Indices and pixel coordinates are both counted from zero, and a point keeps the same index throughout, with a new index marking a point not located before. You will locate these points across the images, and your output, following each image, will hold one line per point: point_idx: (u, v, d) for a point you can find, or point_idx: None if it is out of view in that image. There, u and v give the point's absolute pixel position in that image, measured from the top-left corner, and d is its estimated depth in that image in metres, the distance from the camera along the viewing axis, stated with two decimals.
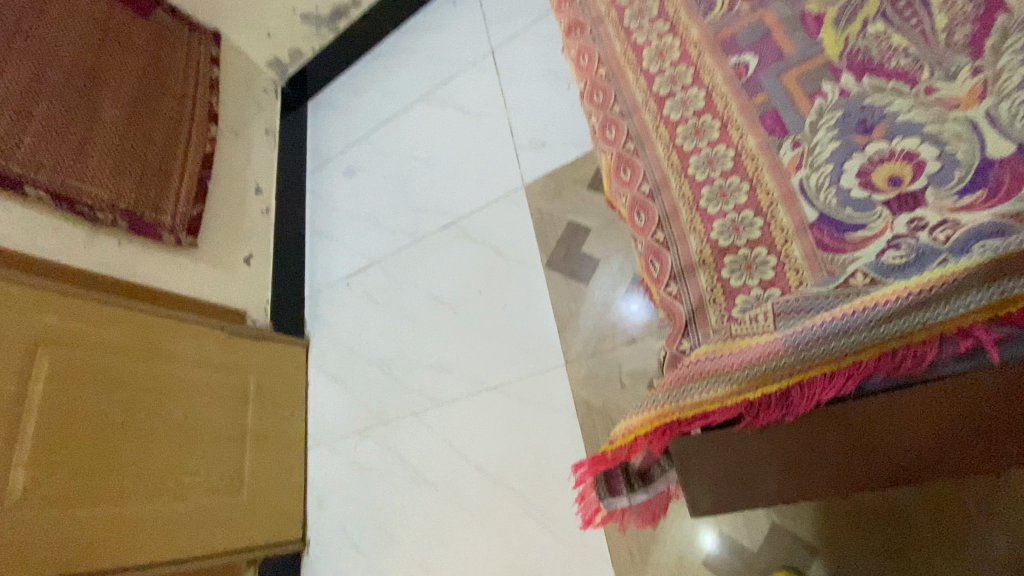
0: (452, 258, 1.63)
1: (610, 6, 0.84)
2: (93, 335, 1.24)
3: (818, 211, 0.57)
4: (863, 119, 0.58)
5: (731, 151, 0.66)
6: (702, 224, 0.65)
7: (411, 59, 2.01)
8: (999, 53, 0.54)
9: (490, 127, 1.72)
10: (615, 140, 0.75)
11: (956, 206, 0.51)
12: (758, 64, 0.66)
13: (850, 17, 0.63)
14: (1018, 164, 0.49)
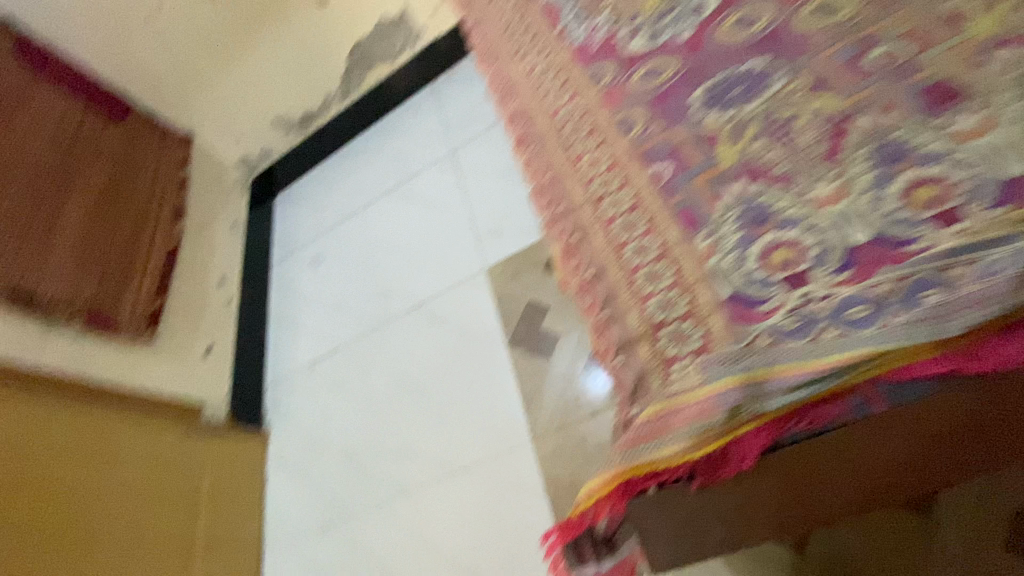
0: (419, 340, 1.69)
1: (551, 124, 1.02)
2: (34, 442, 1.23)
3: (731, 289, 0.69)
4: (757, 214, 0.71)
5: (657, 241, 0.78)
6: (639, 302, 0.76)
7: (376, 157, 2.18)
8: (850, 164, 0.69)
9: (453, 217, 1.86)
10: (562, 234, 0.89)
11: (835, 282, 0.63)
12: (672, 170, 0.81)
13: (739, 135, 0.78)
14: (875, 248, 0.63)
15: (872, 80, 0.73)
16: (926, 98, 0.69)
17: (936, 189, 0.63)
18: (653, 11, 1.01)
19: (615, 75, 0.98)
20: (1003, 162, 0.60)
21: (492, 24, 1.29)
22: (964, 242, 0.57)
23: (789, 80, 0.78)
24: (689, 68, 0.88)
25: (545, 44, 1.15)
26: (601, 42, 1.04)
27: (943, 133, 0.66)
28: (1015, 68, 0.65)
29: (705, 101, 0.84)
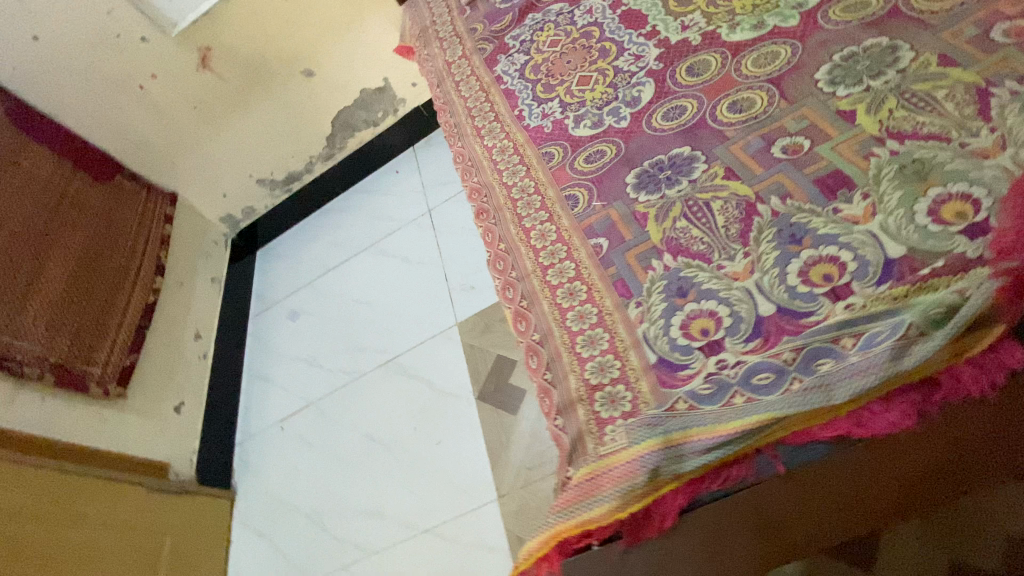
0: (391, 395, 1.71)
1: (506, 198, 1.13)
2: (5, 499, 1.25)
3: (657, 355, 0.76)
4: (680, 286, 0.80)
5: (594, 308, 0.86)
6: (578, 365, 0.82)
7: (357, 215, 2.29)
8: (758, 243, 0.77)
9: (427, 273, 1.93)
10: (512, 299, 0.97)
11: (744, 350, 0.71)
12: (608, 245, 0.91)
13: (665, 215, 0.88)
14: (778, 320, 0.70)
15: (776, 168, 0.82)
16: (820, 186, 0.77)
17: (830, 268, 0.71)
18: (596, 100, 1.14)
19: (563, 156, 1.09)
20: (883, 246, 0.69)
21: (457, 103, 1.43)
22: (847, 316, 0.66)
23: (708, 166, 0.89)
24: (624, 153, 1.00)
25: (504, 124, 1.28)
26: (552, 125, 1.17)
27: (836, 217, 0.74)
28: (892, 163, 0.75)
29: (638, 184, 0.94)
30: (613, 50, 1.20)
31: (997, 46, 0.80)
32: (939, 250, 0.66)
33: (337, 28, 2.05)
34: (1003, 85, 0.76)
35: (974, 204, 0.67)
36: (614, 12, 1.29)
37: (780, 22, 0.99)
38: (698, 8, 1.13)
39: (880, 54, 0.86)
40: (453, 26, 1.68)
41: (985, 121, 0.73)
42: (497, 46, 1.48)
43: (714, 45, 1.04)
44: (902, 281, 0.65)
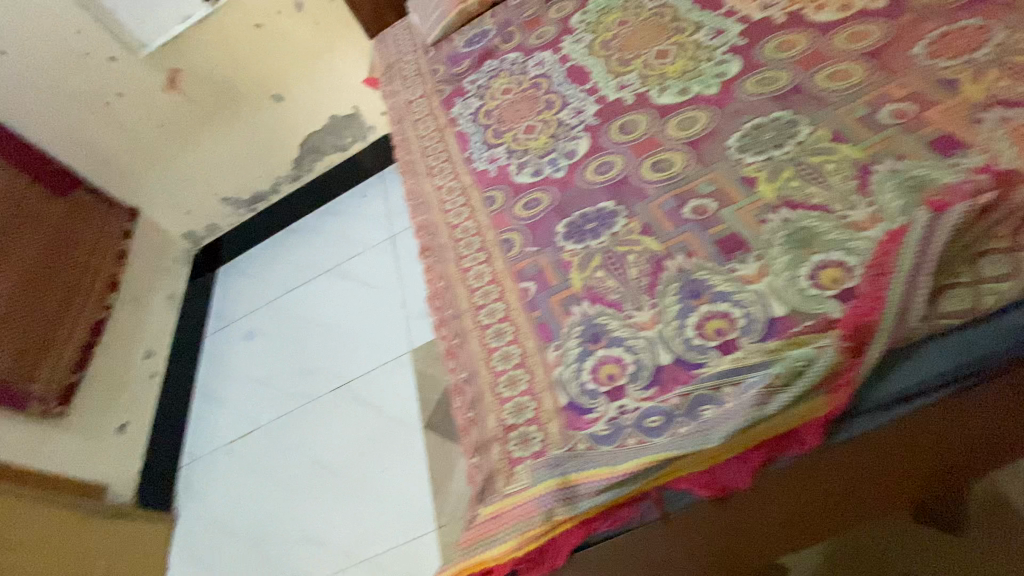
0: (340, 421, 1.72)
1: (450, 237, 1.19)
2: None
3: (567, 398, 0.81)
4: (594, 332, 0.86)
5: (518, 350, 0.91)
6: (498, 404, 0.87)
7: (321, 237, 2.30)
8: (664, 295, 0.85)
9: (386, 299, 1.96)
10: (446, 336, 1.02)
11: (643, 397, 0.76)
12: (535, 289, 0.97)
13: (586, 265, 0.95)
14: (674, 369, 0.77)
15: (685, 227, 0.91)
16: (720, 247, 0.86)
17: (722, 322, 0.78)
18: (538, 150, 1.21)
19: (504, 201, 1.16)
20: (767, 305, 0.76)
21: (414, 142, 1.50)
22: (727, 367, 0.73)
23: (627, 221, 0.97)
24: (558, 203, 1.08)
25: (455, 165, 1.35)
26: (497, 170, 1.24)
27: (731, 276, 0.82)
28: (782, 230, 0.83)
29: (567, 233, 1.02)
30: (558, 103, 1.29)
31: (883, 125, 0.88)
32: (814, 311, 0.73)
33: (306, 56, 2.11)
34: (883, 162, 0.83)
35: (847, 271, 0.75)
36: (562, 66, 1.38)
37: (703, 89, 1.09)
38: (635, 70, 1.23)
39: (783, 126, 0.95)
40: (417, 65, 1.75)
41: (863, 196, 0.81)
42: (455, 89, 1.56)
43: (645, 106, 1.14)
44: (777, 336, 0.73)
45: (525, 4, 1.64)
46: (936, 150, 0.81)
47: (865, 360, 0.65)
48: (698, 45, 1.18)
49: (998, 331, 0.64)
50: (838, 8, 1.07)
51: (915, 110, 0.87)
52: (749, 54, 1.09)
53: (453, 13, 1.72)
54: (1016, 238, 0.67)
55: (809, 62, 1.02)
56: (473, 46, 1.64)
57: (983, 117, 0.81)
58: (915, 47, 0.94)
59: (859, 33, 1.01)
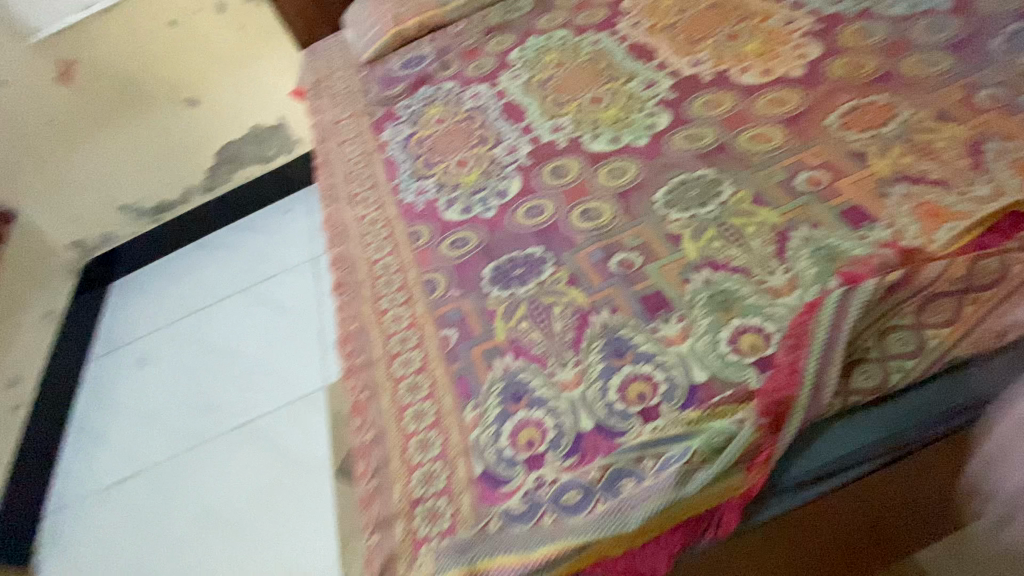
0: (240, 465, 1.54)
1: (368, 275, 1.12)
2: None
3: (483, 466, 0.74)
4: (515, 390, 0.80)
5: (432, 408, 0.85)
6: (405, 471, 0.79)
7: (234, 256, 2.12)
8: (589, 353, 0.81)
9: (302, 327, 1.81)
10: (355, 388, 0.94)
11: (562, 467, 0.71)
12: (456, 338, 0.90)
13: (511, 313, 0.90)
14: (595, 436, 0.72)
15: (610, 281, 0.88)
16: (645, 304, 0.83)
17: (644, 386, 0.75)
18: (469, 186, 1.16)
19: (430, 238, 1.10)
20: (690, 370, 0.74)
21: (338, 166, 1.42)
22: (647, 438, 0.70)
23: (554, 270, 0.93)
24: (485, 245, 1.03)
25: (380, 194, 1.28)
26: (424, 204, 1.18)
27: (654, 336, 0.79)
28: (704, 290, 0.82)
29: (492, 278, 0.97)
30: (492, 139, 1.25)
31: (799, 192, 0.89)
32: (733, 379, 0.72)
33: (228, 61, 1.97)
34: (799, 229, 0.84)
35: (766, 338, 0.74)
36: (498, 101, 1.34)
37: (633, 140, 1.09)
38: (569, 113, 1.22)
39: (707, 184, 0.96)
40: (348, 84, 1.66)
41: (781, 261, 0.82)
42: (386, 112, 1.49)
43: (578, 150, 1.12)
44: (696, 406, 0.70)
45: (464, 33, 1.61)
46: (847, 221, 0.83)
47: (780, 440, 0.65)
48: (630, 95, 1.19)
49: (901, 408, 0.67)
50: (759, 72, 1.11)
51: (828, 179, 0.89)
52: (678, 109, 1.11)
53: (389, 34, 1.66)
54: (919, 316, 0.69)
55: (733, 123, 1.04)
56: (409, 69, 1.58)
57: (888, 192, 0.84)
58: (829, 117, 0.98)
59: (779, 99, 1.05)
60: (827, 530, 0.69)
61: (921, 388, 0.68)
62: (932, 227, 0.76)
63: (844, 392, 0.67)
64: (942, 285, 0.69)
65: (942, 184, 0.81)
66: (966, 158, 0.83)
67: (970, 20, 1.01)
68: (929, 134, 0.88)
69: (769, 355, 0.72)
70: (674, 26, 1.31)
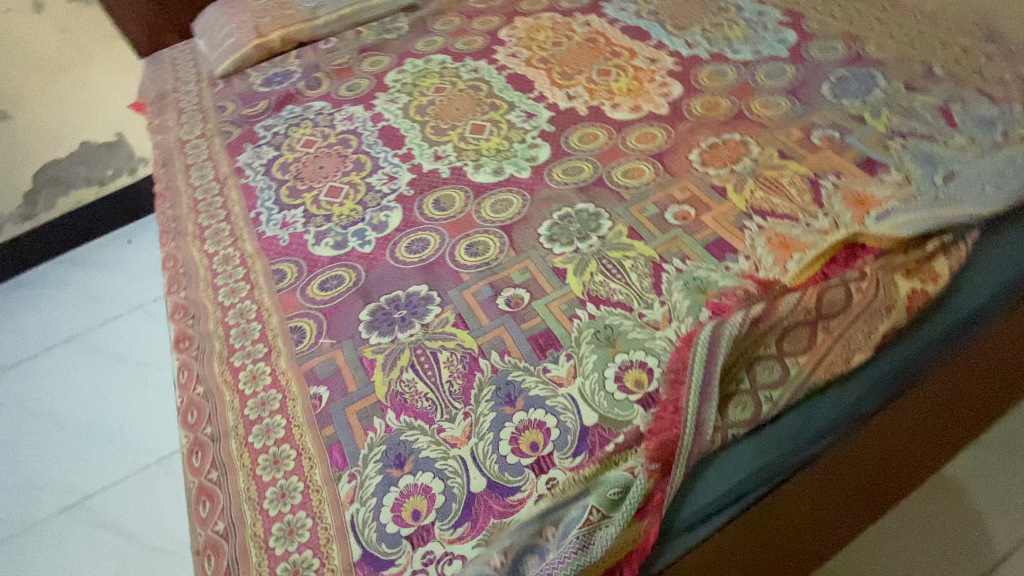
0: (67, 559, 1.24)
1: (219, 325, 0.98)
2: None
3: (362, 548, 0.67)
4: (399, 453, 0.72)
5: (300, 484, 0.75)
6: (268, 566, 0.70)
7: (57, 296, 1.76)
8: (478, 402, 0.75)
9: (150, 379, 1.54)
10: (201, 470, 0.82)
11: (451, 538, 0.65)
12: (329, 396, 0.81)
13: (392, 363, 0.82)
14: (487, 497, 0.67)
15: (498, 321, 0.84)
16: (533, 344, 0.80)
17: (536, 435, 0.71)
18: (342, 218, 1.06)
19: (296, 278, 0.98)
20: (580, 413, 0.72)
21: (185, 195, 1.24)
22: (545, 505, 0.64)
23: (440, 310, 0.87)
24: (362, 283, 0.94)
25: (236, 227, 1.12)
26: (289, 238, 1.05)
27: (545, 378, 0.76)
28: (590, 327, 0.81)
29: (371, 322, 0.88)
30: (368, 165, 1.16)
31: (669, 225, 0.92)
32: (622, 418, 0.71)
33: (48, 70, 1.73)
34: (671, 261, 0.87)
35: (648, 372, 0.74)
36: (374, 125, 1.26)
37: (515, 171, 1.07)
38: (450, 141, 1.17)
39: (587, 219, 0.96)
40: (198, 99, 1.47)
41: (658, 295, 0.83)
42: (245, 132, 1.33)
43: (460, 181, 1.08)
44: (588, 461, 0.67)
45: (336, 51, 1.50)
46: (713, 252, 0.87)
47: (672, 479, 0.63)
48: (511, 125, 1.18)
49: (781, 433, 0.69)
50: (629, 108, 1.16)
51: (694, 213, 0.94)
52: (557, 141, 1.12)
53: (249, 47, 1.49)
54: (781, 346, 0.72)
55: (608, 157, 1.07)
56: (272, 86, 1.43)
57: (746, 225, 0.90)
58: (692, 153, 1.03)
59: (647, 134, 1.09)
60: (731, 557, 0.70)
61: (796, 410, 0.71)
62: (784, 257, 0.84)
63: (723, 429, 0.68)
64: (797, 317, 0.72)
65: (791, 218, 0.89)
66: (808, 193, 0.91)
67: (803, 68, 1.14)
68: (777, 170, 0.96)
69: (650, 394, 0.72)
70: (550, 58, 1.34)
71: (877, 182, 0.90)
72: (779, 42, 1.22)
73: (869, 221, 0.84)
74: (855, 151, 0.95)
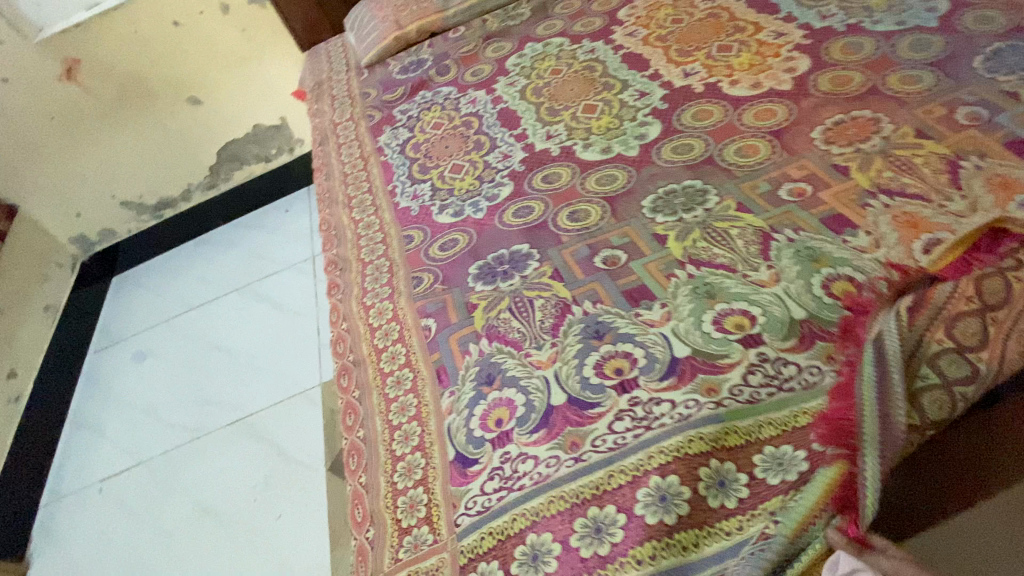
0: (233, 460, 1.57)
1: (359, 276, 1.18)
2: None
3: (455, 450, 0.80)
4: (490, 373, 0.83)
5: (414, 401, 0.92)
6: (391, 462, 0.90)
7: (233, 252, 2.17)
8: (565, 335, 0.84)
9: (299, 324, 1.83)
10: (348, 388, 1.05)
11: (528, 441, 0.76)
12: (436, 327, 0.95)
13: (494, 305, 0.92)
14: (566, 410, 0.76)
15: (594, 276, 0.91)
16: (628, 295, 0.85)
17: (622, 362, 0.77)
18: (462, 191, 1.19)
19: (422, 240, 1.12)
20: (671, 346, 0.77)
21: (337, 169, 1.47)
22: (725, 542, 0.63)
23: (540, 264, 0.96)
24: (474, 244, 1.05)
25: (376, 197, 1.31)
26: (418, 209, 1.20)
27: (637, 320, 0.82)
28: (688, 284, 0.84)
29: (478, 275, 0.99)
30: (487, 144, 1.28)
31: (782, 201, 0.90)
32: (717, 352, 0.74)
33: (231, 62, 2.01)
34: (783, 232, 0.85)
35: (752, 319, 0.76)
36: (494, 108, 1.37)
37: (623, 150, 1.12)
38: (562, 122, 1.25)
39: (694, 194, 0.97)
40: (348, 87, 1.70)
41: (766, 259, 0.82)
42: (386, 115, 1.52)
43: (568, 158, 1.15)
44: (778, 489, 0.64)
45: (463, 39, 1.64)
46: (830, 227, 0.83)
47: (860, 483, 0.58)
48: (622, 105, 1.22)
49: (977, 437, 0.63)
50: (749, 85, 1.13)
51: (811, 191, 0.89)
52: (668, 120, 1.14)
53: (390, 38, 1.68)
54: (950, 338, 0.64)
55: (721, 135, 1.05)
56: (408, 74, 1.61)
57: (869, 204, 0.84)
58: (813, 132, 0.98)
59: (765, 110, 1.06)
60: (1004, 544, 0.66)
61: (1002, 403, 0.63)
62: (910, 237, 0.78)
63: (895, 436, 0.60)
64: (959, 306, 0.65)
65: (922, 198, 0.82)
66: (945, 174, 0.84)
67: (954, 39, 1.04)
68: (910, 149, 0.89)
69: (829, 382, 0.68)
70: (667, 37, 1.34)
71: None
72: (929, 11, 1.11)
73: (1013, 207, 0.75)
74: (1006, 131, 0.86)
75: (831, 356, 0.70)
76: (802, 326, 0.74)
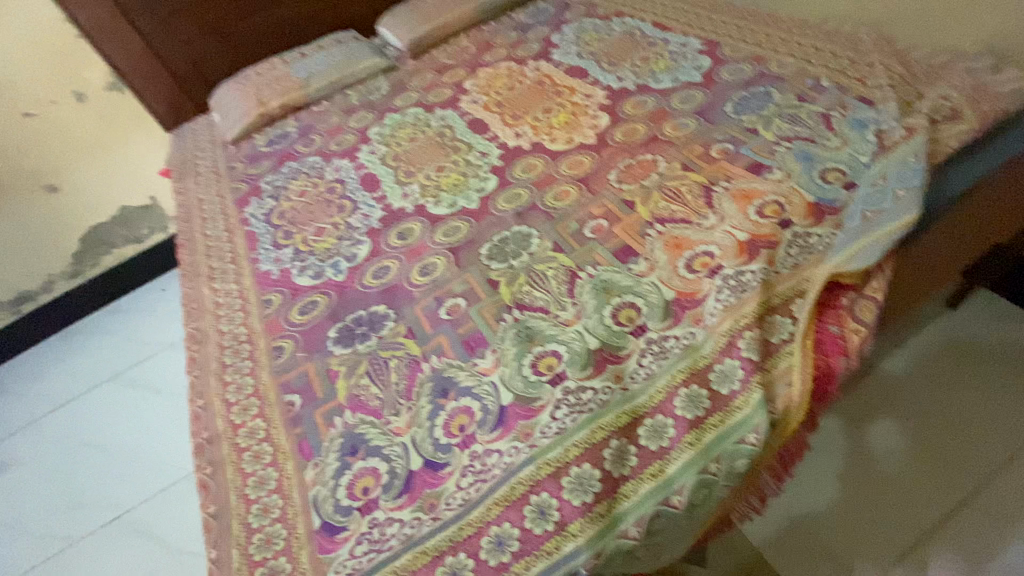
0: (106, 565, 1.45)
1: (219, 350, 1.19)
2: None
3: (321, 520, 0.84)
4: (353, 445, 0.89)
5: (274, 472, 0.95)
6: (245, 537, 0.91)
7: (104, 341, 2.04)
8: (419, 396, 0.91)
9: (172, 410, 1.76)
10: (199, 467, 1.03)
11: (393, 506, 0.82)
12: (301, 403, 0.99)
13: (354, 372, 0.99)
14: (422, 473, 0.83)
15: (439, 331, 1.00)
16: (465, 345, 0.95)
17: (463, 418, 0.86)
18: (322, 252, 1.27)
19: (282, 304, 1.19)
20: (499, 394, 0.87)
21: (200, 243, 1.49)
22: (546, 562, 0.76)
23: (394, 325, 1.04)
24: (333, 307, 1.13)
25: (240, 267, 1.35)
26: (279, 272, 1.27)
27: (473, 370, 0.91)
28: (513, 328, 0.95)
29: (337, 337, 1.06)
30: (349, 208, 1.37)
31: (586, 238, 1.06)
32: (534, 395, 0.85)
33: (90, 148, 1.98)
34: (585, 269, 1.00)
35: (558, 358, 0.88)
36: (357, 173, 1.48)
37: (466, 203, 1.26)
38: (415, 181, 1.38)
39: (520, 239, 1.12)
40: (213, 162, 1.74)
41: (571, 298, 0.96)
42: (251, 187, 1.57)
43: (421, 215, 1.28)
44: (579, 508, 0.78)
45: (326, 112, 1.76)
46: (619, 258, 1.00)
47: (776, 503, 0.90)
48: (467, 163, 1.38)
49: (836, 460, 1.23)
50: (564, 140, 1.33)
51: (607, 226, 1.07)
52: (503, 174, 1.30)
53: (253, 115, 1.76)
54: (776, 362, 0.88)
55: (542, 184, 1.23)
56: (274, 146, 1.69)
57: (648, 233, 1.02)
58: (611, 175, 1.18)
59: (576, 160, 1.26)
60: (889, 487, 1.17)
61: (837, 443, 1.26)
62: (675, 257, 0.96)
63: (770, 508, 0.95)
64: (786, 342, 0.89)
65: (686, 221, 1.01)
66: (702, 198, 1.04)
67: (713, 91, 1.31)
68: (679, 180, 1.10)
69: (676, 436, 0.84)
70: (504, 102, 1.54)
71: (763, 179, 1.03)
72: (695, 70, 1.40)
73: (751, 214, 0.97)
74: (747, 158, 1.09)
75: (618, 377, 0.86)
76: (596, 353, 0.88)
